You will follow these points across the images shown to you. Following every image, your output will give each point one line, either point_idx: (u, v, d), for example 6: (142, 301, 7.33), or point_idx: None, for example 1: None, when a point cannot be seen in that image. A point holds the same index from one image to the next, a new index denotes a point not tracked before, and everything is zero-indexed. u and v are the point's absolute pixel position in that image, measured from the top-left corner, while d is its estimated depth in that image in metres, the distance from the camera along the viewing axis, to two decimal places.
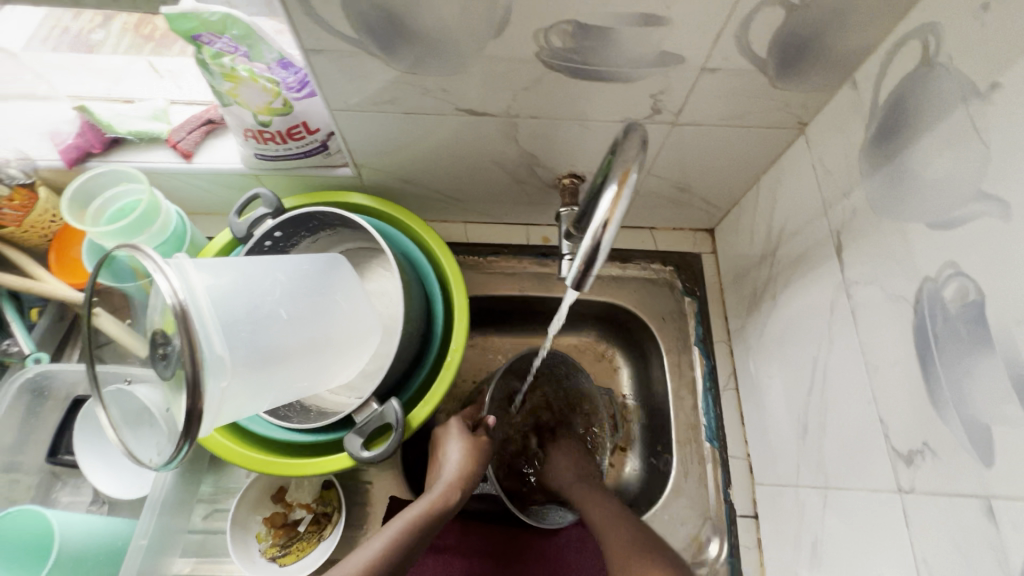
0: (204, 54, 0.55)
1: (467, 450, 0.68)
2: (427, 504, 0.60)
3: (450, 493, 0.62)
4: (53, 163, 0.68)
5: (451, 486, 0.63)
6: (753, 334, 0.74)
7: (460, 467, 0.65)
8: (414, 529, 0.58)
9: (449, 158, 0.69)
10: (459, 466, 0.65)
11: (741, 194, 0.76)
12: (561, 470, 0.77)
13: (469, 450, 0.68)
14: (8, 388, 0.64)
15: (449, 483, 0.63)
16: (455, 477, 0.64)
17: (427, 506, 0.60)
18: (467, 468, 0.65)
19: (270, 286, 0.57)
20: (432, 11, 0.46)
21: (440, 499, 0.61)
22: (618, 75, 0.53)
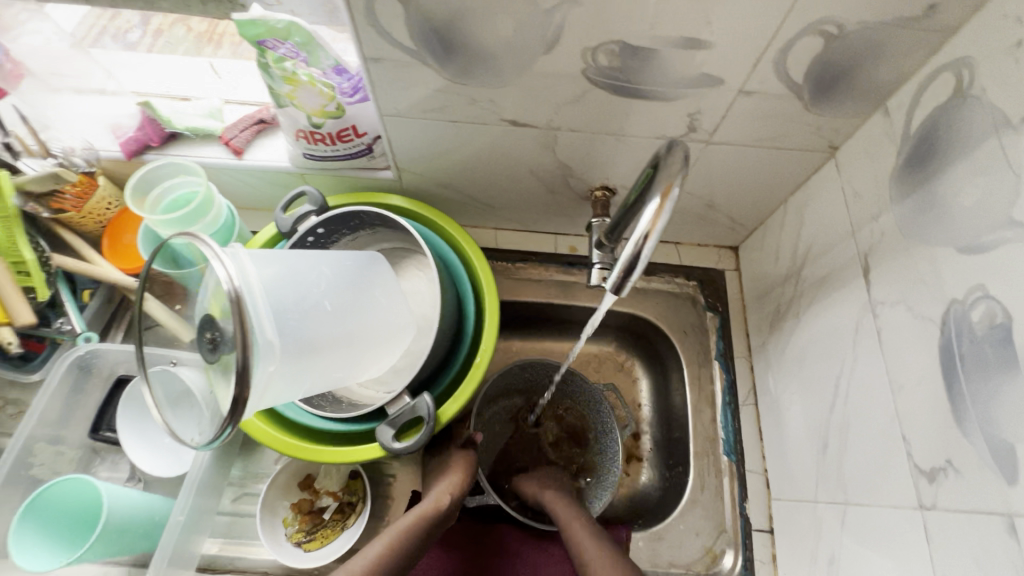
0: (267, 59, 0.58)
1: (458, 464, 0.69)
2: (414, 516, 0.62)
3: (438, 504, 0.63)
4: (114, 154, 0.72)
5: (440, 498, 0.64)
6: (774, 351, 0.76)
7: (452, 479, 0.67)
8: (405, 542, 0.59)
9: (487, 166, 0.71)
10: (449, 479, 0.67)
11: (768, 214, 0.78)
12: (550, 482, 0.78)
13: (460, 464, 0.69)
14: (58, 365, 0.67)
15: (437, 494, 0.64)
16: (446, 488, 0.65)
17: (417, 519, 0.62)
18: (456, 481, 0.66)
19: (316, 279, 0.60)
20: (489, 27, 0.49)
21: (433, 510, 0.62)
22: (658, 94, 0.56)
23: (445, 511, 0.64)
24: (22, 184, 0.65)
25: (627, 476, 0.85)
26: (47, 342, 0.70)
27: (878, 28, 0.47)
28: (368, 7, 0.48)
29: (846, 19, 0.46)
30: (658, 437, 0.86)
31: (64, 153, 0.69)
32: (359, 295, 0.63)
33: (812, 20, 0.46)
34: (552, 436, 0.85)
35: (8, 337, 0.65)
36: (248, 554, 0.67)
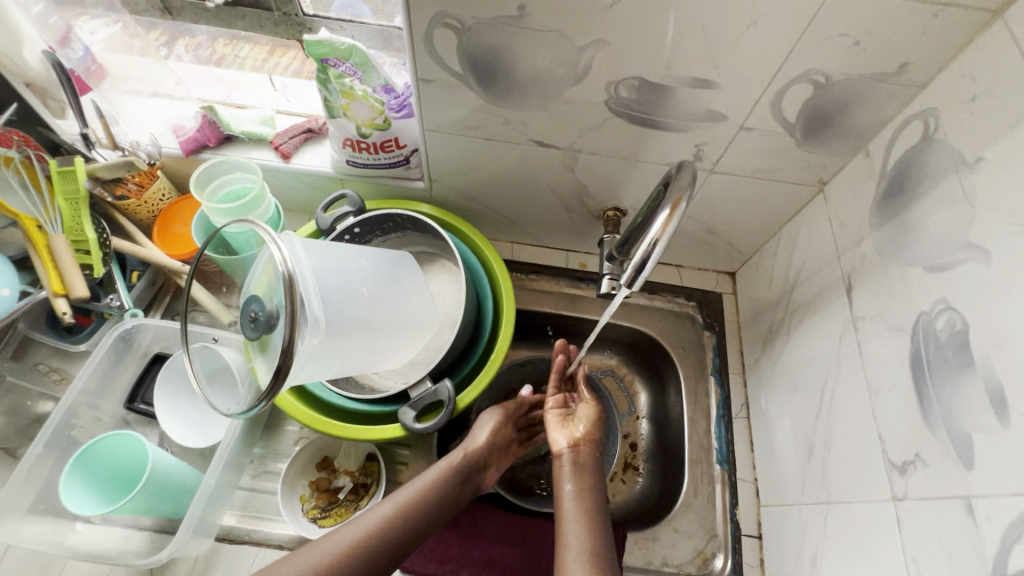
0: (329, 75, 0.66)
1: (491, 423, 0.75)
2: (441, 470, 0.68)
3: (463, 458, 0.70)
4: (174, 151, 0.79)
5: (468, 453, 0.71)
6: (766, 367, 0.81)
7: (481, 437, 0.73)
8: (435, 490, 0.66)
9: (511, 182, 0.79)
10: (477, 438, 0.73)
11: (763, 242, 0.85)
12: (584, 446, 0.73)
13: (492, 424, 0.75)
14: (105, 338, 0.72)
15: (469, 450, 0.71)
16: (474, 446, 0.72)
17: (447, 470, 0.68)
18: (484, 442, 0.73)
19: (355, 268, 0.67)
20: (530, 60, 0.58)
21: (462, 462, 0.70)
22: (670, 125, 0.64)
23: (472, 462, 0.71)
24: (93, 171, 0.72)
25: (623, 483, 0.89)
26: (95, 316, 0.76)
27: (860, 79, 0.55)
28: (428, 35, 0.56)
29: (832, 70, 0.54)
30: (655, 447, 0.91)
31: (131, 147, 0.77)
32: (391, 288, 0.70)
33: (804, 70, 0.55)
34: None
35: (63, 308, 0.70)
36: (265, 528, 0.71)
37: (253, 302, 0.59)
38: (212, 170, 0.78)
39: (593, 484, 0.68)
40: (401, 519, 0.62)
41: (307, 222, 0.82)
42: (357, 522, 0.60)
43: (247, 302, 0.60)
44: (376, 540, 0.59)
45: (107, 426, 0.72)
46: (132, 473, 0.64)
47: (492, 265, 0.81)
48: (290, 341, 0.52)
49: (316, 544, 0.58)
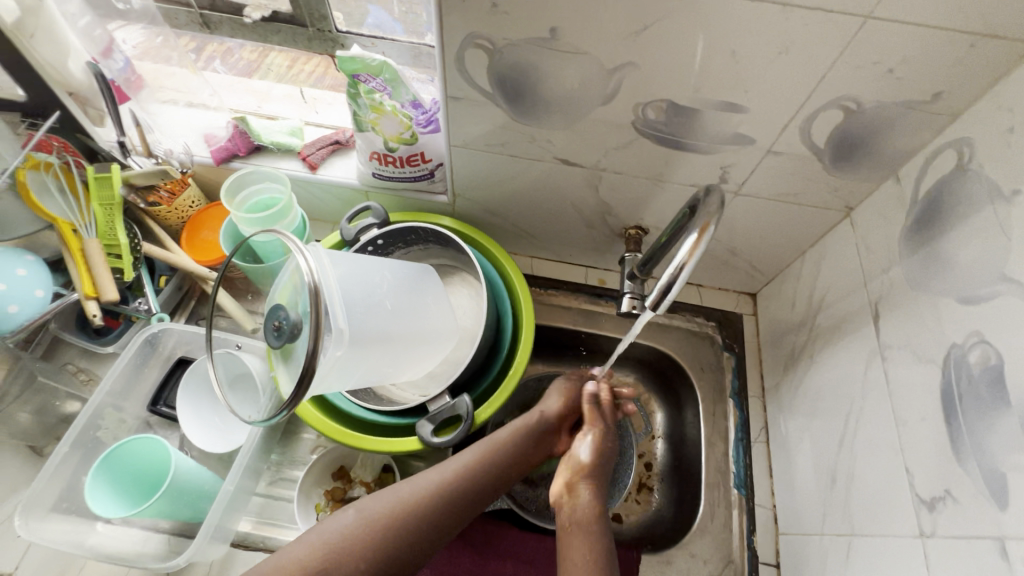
0: (360, 90, 0.67)
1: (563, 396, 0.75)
2: (514, 428, 0.69)
3: (537, 419, 0.71)
4: (205, 160, 0.81)
5: (542, 416, 0.71)
6: (787, 392, 0.80)
7: (553, 406, 0.73)
8: (511, 444, 0.67)
9: (534, 198, 0.79)
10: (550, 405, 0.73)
11: (786, 264, 0.84)
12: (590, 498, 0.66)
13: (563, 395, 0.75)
14: (133, 341, 0.74)
15: (542, 414, 0.72)
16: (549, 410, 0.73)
17: (523, 428, 0.69)
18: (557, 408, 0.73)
19: (378, 280, 0.68)
20: (559, 81, 0.58)
21: (538, 421, 0.71)
22: (697, 147, 0.64)
23: (548, 421, 0.72)
24: (129, 177, 0.75)
25: (637, 503, 0.88)
26: (123, 319, 0.77)
27: (891, 106, 0.55)
28: (460, 55, 0.57)
29: (863, 97, 0.54)
30: (670, 469, 0.90)
31: (165, 155, 0.80)
32: (413, 301, 0.70)
33: (835, 96, 0.55)
34: None
35: (94, 311, 0.71)
36: (279, 535, 0.72)
37: (280, 309, 0.59)
38: (243, 180, 0.79)
39: (595, 525, 0.62)
40: (481, 468, 0.64)
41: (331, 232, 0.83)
42: (442, 467, 0.63)
43: (273, 310, 0.60)
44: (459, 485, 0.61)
45: (130, 428, 0.74)
46: (154, 477, 0.65)
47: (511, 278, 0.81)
48: (314, 352, 0.53)
49: (406, 481, 0.60)
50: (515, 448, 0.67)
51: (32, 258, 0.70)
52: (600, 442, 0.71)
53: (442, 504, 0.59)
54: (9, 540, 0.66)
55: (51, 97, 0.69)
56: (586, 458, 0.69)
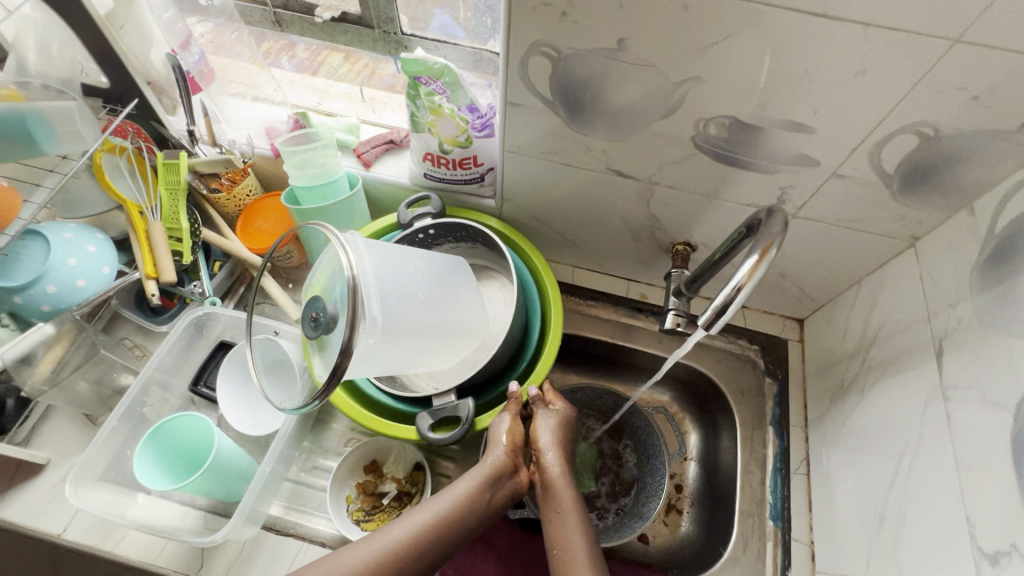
0: (420, 92, 0.69)
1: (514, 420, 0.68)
2: (470, 484, 0.62)
3: (492, 466, 0.64)
4: (264, 152, 0.84)
5: (493, 463, 0.64)
6: (833, 425, 0.77)
7: (501, 440, 0.66)
8: (451, 518, 0.59)
9: (581, 207, 0.79)
10: (505, 436, 0.66)
11: (839, 292, 0.81)
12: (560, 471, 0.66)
13: (511, 422, 0.68)
14: (181, 321, 0.77)
15: (492, 455, 0.65)
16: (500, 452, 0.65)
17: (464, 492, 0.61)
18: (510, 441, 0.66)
19: (412, 270, 0.69)
20: (620, 94, 0.58)
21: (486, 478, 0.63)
22: (757, 166, 0.63)
23: (498, 471, 0.64)
24: (194, 164, 0.79)
25: (665, 525, 0.86)
26: (178, 300, 0.82)
27: (973, 135, 0.52)
28: (524, 61, 0.57)
29: (943, 123, 0.52)
30: (702, 493, 0.88)
31: (228, 145, 0.84)
32: (445, 293, 0.71)
33: (911, 121, 0.53)
34: (610, 464, 0.90)
35: (151, 290, 0.75)
36: (307, 522, 0.73)
37: (314, 306, 0.60)
38: (296, 142, 0.78)
39: (567, 498, 0.64)
40: (415, 545, 0.57)
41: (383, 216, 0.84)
42: (372, 545, 0.56)
43: (308, 308, 0.61)
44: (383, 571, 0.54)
45: (173, 406, 0.76)
46: (197, 453, 0.67)
47: (542, 278, 0.80)
48: (350, 340, 0.54)
49: (342, 550, 0.55)
50: (456, 519, 0.60)
51: (101, 236, 0.74)
52: (558, 428, 0.69)
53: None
54: (61, 501, 0.70)
55: (132, 84, 0.73)
56: (542, 440, 0.67)
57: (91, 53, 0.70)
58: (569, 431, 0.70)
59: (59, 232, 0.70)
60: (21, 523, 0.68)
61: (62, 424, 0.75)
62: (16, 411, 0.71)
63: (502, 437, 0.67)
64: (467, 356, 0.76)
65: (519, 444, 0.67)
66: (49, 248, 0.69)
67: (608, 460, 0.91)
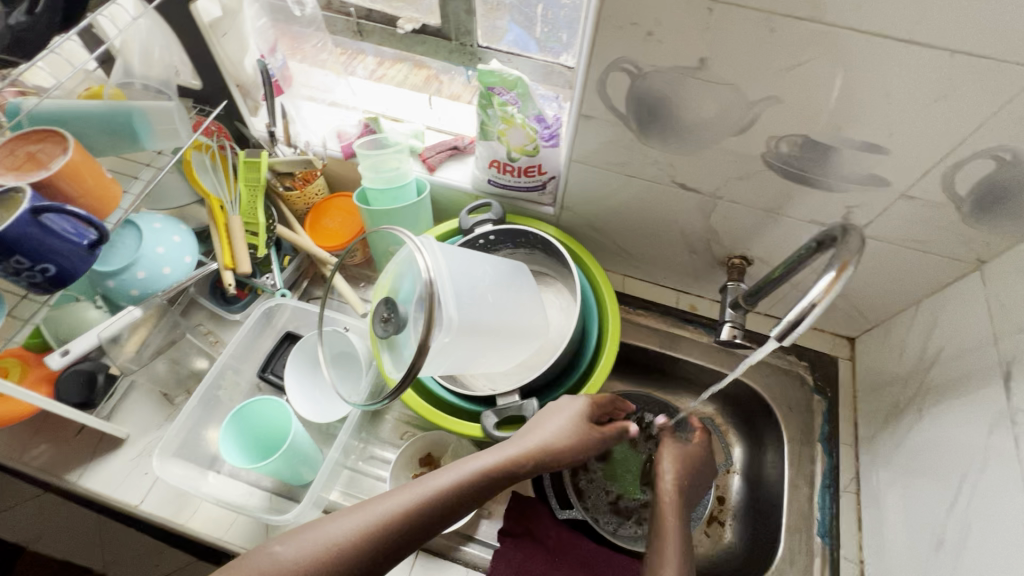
0: (493, 102, 0.73)
1: (561, 425, 0.64)
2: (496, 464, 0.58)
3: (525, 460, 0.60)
4: (335, 153, 0.88)
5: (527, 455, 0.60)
6: (885, 445, 0.77)
7: (549, 440, 0.62)
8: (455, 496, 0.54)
9: (639, 219, 0.81)
10: (548, 436, 0.62)
11: (895, 312, 0.81)
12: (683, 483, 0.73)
13: (576, 423, 0.65)
14: (254, 311, 0.81)
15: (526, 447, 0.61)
16: (529, 448, 0.61)
17: (474, 476, 0.56)
18: (557, 442, 0.62)
19: (480, 274, 0.71)
20: (696, 109, 0.60)
21: (502, 469, 0.58)
22: (825, 184, 0.64)
23: (517, 468, 0.59)
24: (274, 164, 0.84)
25: (707, 536, 0.87)
26: (249, 290, 0.87)
27: None
28: (603, 77, 0.60)
29: (1022, 149, 0.52)
30: (746, 506, 0.88)
31: (303, 146, 0.88)
32: (511, 297, 0.74)
33: (988, 146, 0.53)
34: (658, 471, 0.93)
35: (229, 280, 0.80)
36: None
37: (387, 305, 0.65)
38: (369, 147, 0.84)
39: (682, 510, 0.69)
40: (405, 520, 0.51)
41: (446, 221, 0.88)
42: (367, 510, 0.52)
43: (381, 307, 0.67)
44: (369, 544, 0.49)
45: (243, 391, 0.81)
46: (270, 437, 0.72)
47: (599, 285, 0.82)
48: (427, 338, 0.57)
49: (349, 511, 0.51)
50: (456, 503, 0.54)
51: (185, 228, 0.79)
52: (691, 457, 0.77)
53: (347, 562, 0.48)
54: (139, 475, 0.74)
55: (223, 87, 0.79)
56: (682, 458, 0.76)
57: (189, 57, 0.75)
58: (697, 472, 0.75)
59: (148, 222, 0.75)
60: (102, 492, 0.72)
61: (140, 402, 0.80)
62: (105, 388, 0.76)
63: (551, 439, 0.62)
64: (524, 359, 0.78)
65: (562, 452, 0.62)
66: (141, 236, 0.74)
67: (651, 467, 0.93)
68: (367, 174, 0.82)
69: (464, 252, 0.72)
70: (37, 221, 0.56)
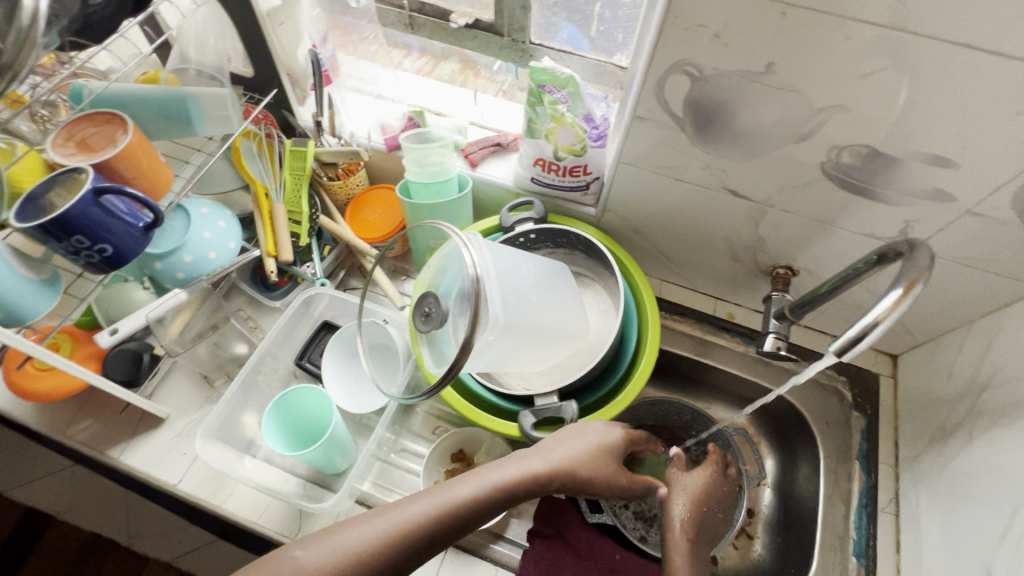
0: (544, 100, 0.72)
1: (589, 447, 0.61)
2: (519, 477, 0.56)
3: (547, 474, 0.58)
4: (378, 146, 0.88)
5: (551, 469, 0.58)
6: (929, 467, 0.74)
7: (574, 457, 0.60)
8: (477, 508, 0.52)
9: (684, 224, 0.80)
10: (573, 451, 0.61)
11: (944, 331, 0.79)
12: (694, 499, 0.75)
13: (601, 441, 0.63)
14: (294, 300, 0.82)
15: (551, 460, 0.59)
16: (553, 467, 0.58)
17: (494, 492, 0.54)
18: (582, 458, 0.60)
19: (524, 273, 0.71)
20: (756, 115, 0.59)
21: (525, 483, 0.56)
22: (884, 198, 0.62)
23: (537, 484, 0.57)
24: (320, 154, 0.84)
25: (735, 548, 0.87)
26: (290, 278, 0.88)
27: None
28: (663, 79, 0.59)
29: None
30: (777, 520, 0.88)
31: (348, 137, 0.88)
32: (552, 298, 0.73)
33: None
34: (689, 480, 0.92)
35: (270, 267, 0.80)
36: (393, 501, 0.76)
37: (430, 299, 0.65)
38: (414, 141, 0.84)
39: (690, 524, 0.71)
40: (423, 532, 0.49)
41: (487, 218, 0.88)
42: (388, 517, 0.49)
43: (421, 300, 0.66)
44: (385, 556, 0.47)
45: (280, 377, 0.82)
46: (309, 425, 0.74)
47: (639, 289, 0.81)
48: (474, 336, 0.57)
49: (370, 519, 0.49)
50: (477, 516, 0.52)
51: (230, 213, 0.80)
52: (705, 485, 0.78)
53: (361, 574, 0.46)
54: (177, 455, 0.75)
55: (274, 76, 0.79)
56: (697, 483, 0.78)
57: (244, 44, 0.76)
58: (709, 498, 0.77)
59: (196, 207, 0.77)
60: (142, 469, 0.74)
61: (181, 383, 0.81)
62: (150, 367, 0.77)
63: (576, 456, 0.60)
64: (561, 360, 0.78)
65: (586, 469, 0.60)
66: (189, 220, 0.75)
67: None
68: (411, 170, 0.82)
69: (508, 249, 0.72)
70: (98, 202, 0.57)
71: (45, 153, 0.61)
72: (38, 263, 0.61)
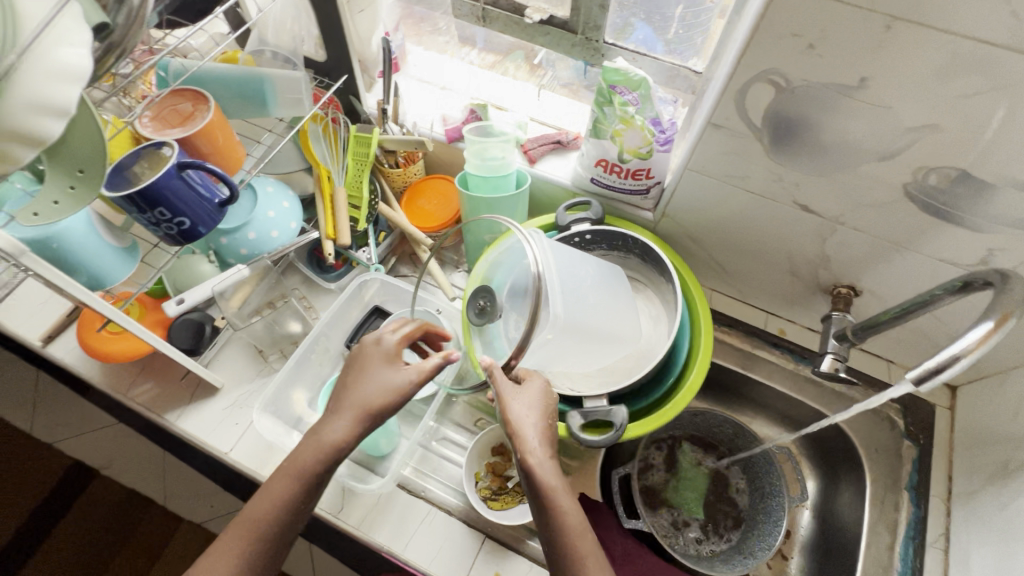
0: (614, 101, 0.71)
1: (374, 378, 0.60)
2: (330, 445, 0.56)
3: (359, 421, 0.58)
4: (438, 137, 0.89)
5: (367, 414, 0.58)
6: (983, 505, 0.71)
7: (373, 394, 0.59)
8: (300, 490, 0.55)
9: (745, 236, 0.79)
10: (374, 389, 0.59)
11: (1012, 365, 0.75)
12: (537, 408, 0.59)
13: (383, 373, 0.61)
14: (350, 284, 0.84)
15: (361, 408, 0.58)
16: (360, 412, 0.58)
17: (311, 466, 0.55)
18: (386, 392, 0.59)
19: (582, 273, 0.70)
20: (840, 126, 0.57)
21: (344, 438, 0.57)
22: (969, 223, 0.59)
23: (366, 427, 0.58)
24: (383, 141, 0.84)
25: (770, 567, 0.88)
26: (345, 262, 0.90)
27: None
28: (745, 88, 0.58)
29: None
30: (813, 543, 0.88)
31: (410, 127, 0.89)
32: (609, 301, 0.72)
33: None
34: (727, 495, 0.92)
35: (329, 250, 0.82)
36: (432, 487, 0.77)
37: (486, 293, 0.64)
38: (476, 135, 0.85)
39: (543, 441, 0.58)
40: (267, 530, 0.53)
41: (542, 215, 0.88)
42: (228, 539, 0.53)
43: (478, 294, 0.66)
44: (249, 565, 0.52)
45: (331, 358, 0.84)
46: None
47: (692, 299, 0.80)
48: (532, 334, 0.56)
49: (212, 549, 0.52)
50: (309, 492, 0.55)
51: (292, 194, 0.81)
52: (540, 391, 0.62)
53: None
54: (230, 424, 0.78)
55: (345, 61, 0.80)
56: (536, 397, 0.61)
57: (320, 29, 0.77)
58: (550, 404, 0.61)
59: (263, 186, 0.79)
60: (197, 435, 0.77)
61: (237, 355, 0.84)
62: (210, 337, 0.80)
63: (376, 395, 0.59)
64: (611, 364, 0.77)
65: (390, 396, 0.59)
66: (256, 199, 0.77)
67: (719, 490, 0.92)
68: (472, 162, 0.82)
69: (568, 249, 0.71)
70: (180, 175, 0.59)
71: (133, 126, 0.63)
72: (118, 231, 0.64)
